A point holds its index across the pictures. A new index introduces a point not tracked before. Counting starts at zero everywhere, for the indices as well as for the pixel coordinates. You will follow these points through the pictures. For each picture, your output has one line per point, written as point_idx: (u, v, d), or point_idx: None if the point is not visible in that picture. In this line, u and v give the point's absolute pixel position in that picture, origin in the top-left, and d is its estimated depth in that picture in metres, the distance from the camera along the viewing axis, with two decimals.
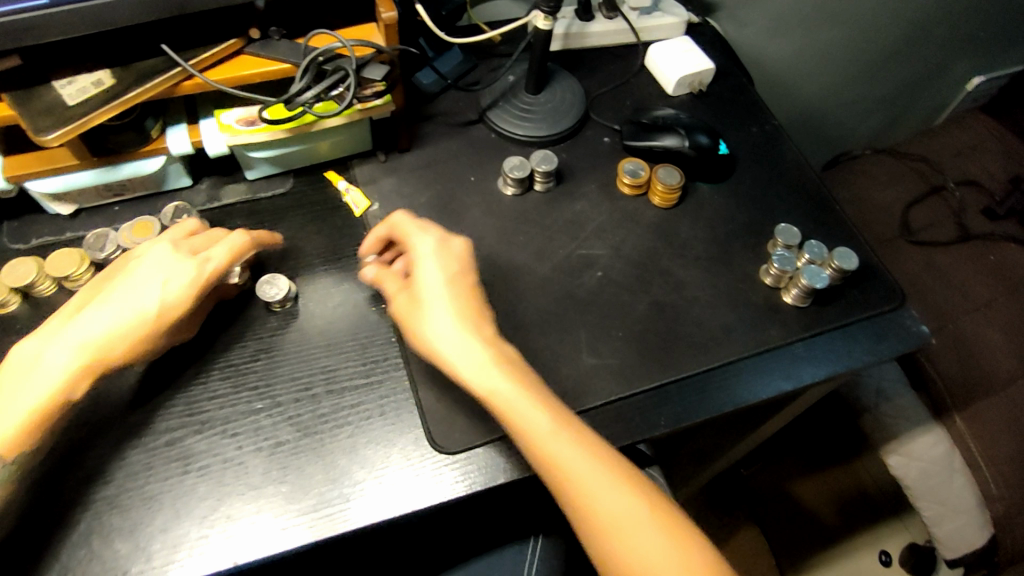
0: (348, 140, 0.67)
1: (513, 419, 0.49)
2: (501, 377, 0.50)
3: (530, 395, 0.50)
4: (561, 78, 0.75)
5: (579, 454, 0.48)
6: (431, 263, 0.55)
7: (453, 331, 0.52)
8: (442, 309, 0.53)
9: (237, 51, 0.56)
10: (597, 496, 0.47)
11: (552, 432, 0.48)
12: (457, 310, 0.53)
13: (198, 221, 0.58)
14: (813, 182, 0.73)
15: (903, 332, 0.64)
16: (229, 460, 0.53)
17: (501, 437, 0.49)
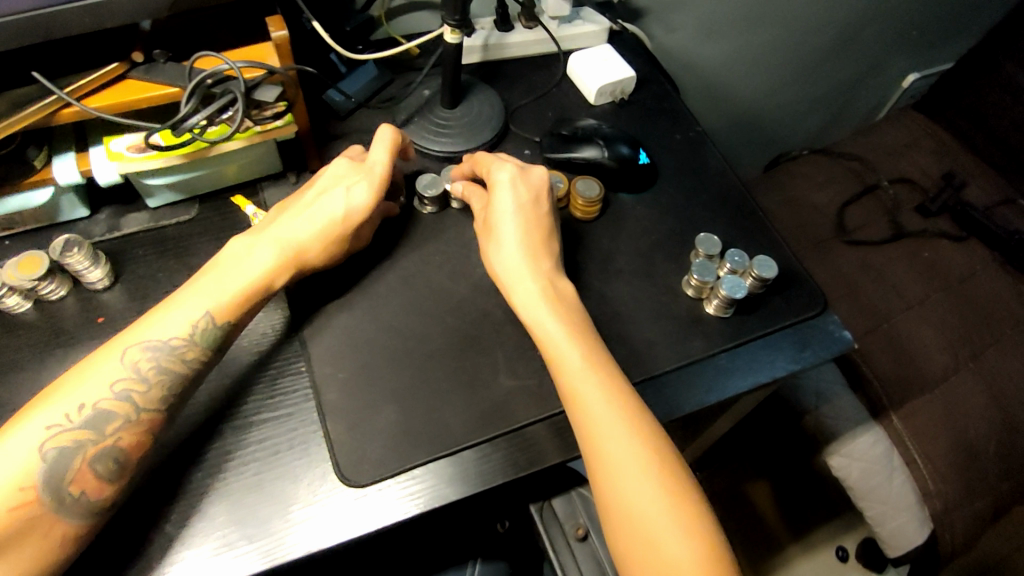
0: (255, 162, 0.64)
1: (542, 340, 0.55)
2: (543, 314, 0.56)
3: (564, 330, 0.55)
4: (479, 91, 0.73)
5: (587, 381, 0.52)
6: (506, 188, 0.60)
7: (518, 266, 0.58)
8: (510, 237, 0.59)
9: (121, 76, 0.53)
10: (595, 427, 0.51)
11: (578, 366, 0.53)
12: (521, 245, 0.58)
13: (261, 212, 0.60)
14: (736, 189, 0.73)
15: (825, 338, 0.64)
16: (127, 505, 0.51)
17: (562, 378, 0.53)
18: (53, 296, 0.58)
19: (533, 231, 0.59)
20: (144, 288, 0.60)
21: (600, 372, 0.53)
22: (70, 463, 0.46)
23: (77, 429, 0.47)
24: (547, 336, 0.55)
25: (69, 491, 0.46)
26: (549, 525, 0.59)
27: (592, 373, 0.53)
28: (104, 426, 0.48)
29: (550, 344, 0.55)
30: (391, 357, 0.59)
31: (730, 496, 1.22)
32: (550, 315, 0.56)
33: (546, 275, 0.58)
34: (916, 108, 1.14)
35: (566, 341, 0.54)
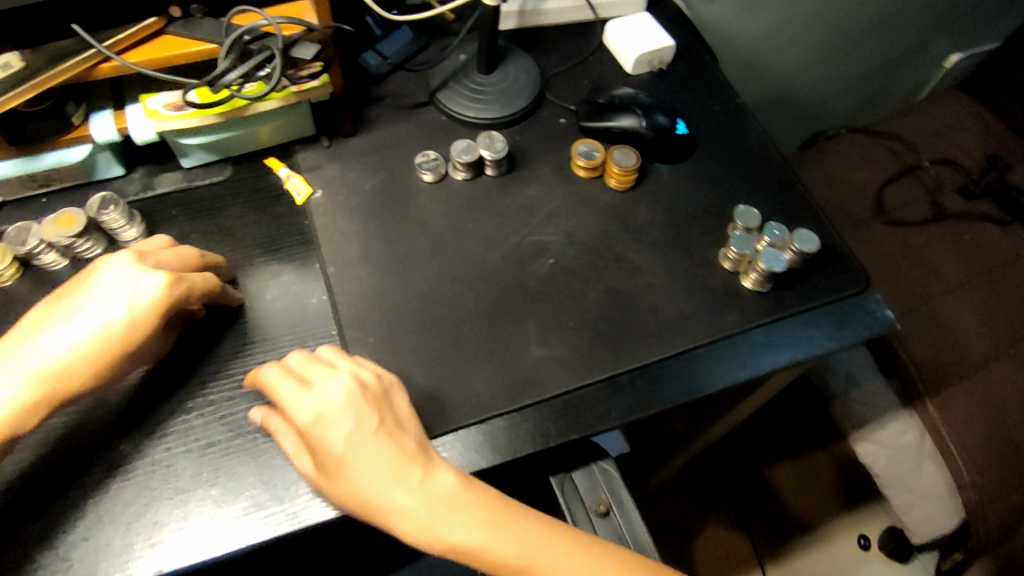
0: (288, 124, 0.64)
1: (374, 506, 0.47)
2: (383, 476, 0.46)
3: (383, 478, 0.46)
4: (515, 57, 0.72)
5: (434, 515, 0.46)
6: (318, 369, 0.49)
7: (365, 458, 0.47)
8: (309, 392, 0.48)
9: (160, 31, 0.53)
10: (474, 545, 0.46)
11: (414, 505, 0.46)
12: (328, 417, 0.47)
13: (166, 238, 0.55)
14: (777, 162, 0.71)
15: (866, 317, 0.62)
16: (158, 461, 0.51)
17: (470, 554, 0.46)
18: (90, 254, 0.59)
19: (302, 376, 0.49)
20: None
21: (491, 513, 0.47)
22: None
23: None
24: (400, 512, 0.46)
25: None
26: (570, 499, 0.58)
27: (479, 523, 0.47)
28: None
29: (380, 500, 0.46)
30: (422, 324, 0.58)
31: (753, 480, 1.21)
32: (388, 470, 0.47)
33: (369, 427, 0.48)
34: (961, 88, 1.10)
35: (442, 514, 0.46)
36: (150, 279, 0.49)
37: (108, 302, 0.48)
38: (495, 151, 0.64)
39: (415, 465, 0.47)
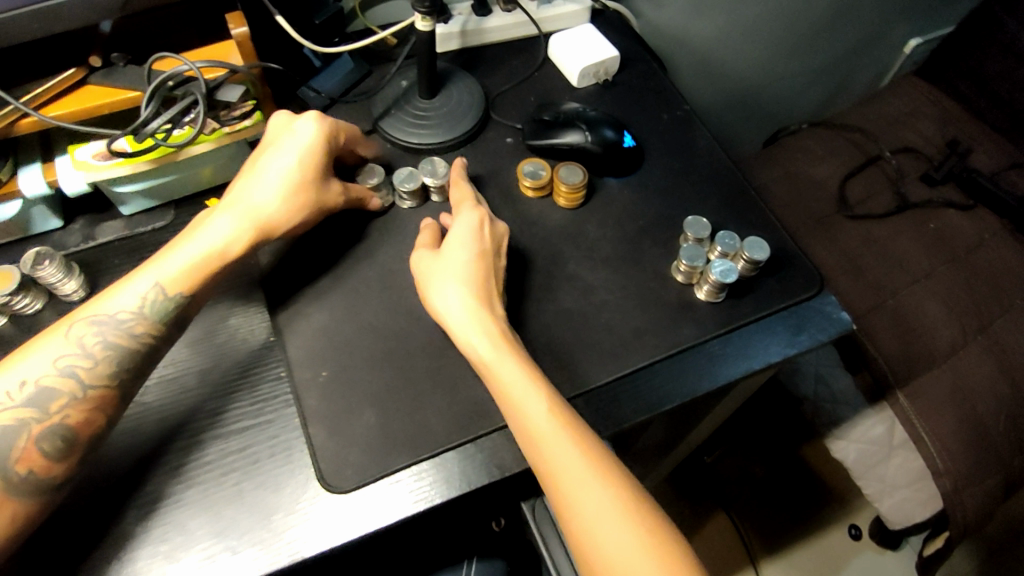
0: (228, 164, 0.63)
1: (499, 380, 0.51)
2: (499, 352, 0.52)
3: (516, 368, 0.51)
4: (457, 79, 0.71)
5: (542, 417, 0.49)
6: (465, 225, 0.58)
7: (467, 313, 0.53)
8: (461, 247, 0.56)
9: (81, 82, 0.52)
10: (554, 457, 0.48)
11: (532, 397, 0.50)
12: (464, 280, 0.55)
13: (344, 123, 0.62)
14: (727, 168, 0.70)
15: (821, 320, 0.62)
16: (113, 516, 0.51)
17: (518, 420, 0.50)
18: (28, 310, 0.57)
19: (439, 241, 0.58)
20: None
21: (559, 410, 0.50)
22: (56, 400, 0.49)
23: (21, 408, 0.48)
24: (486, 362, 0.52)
25: (17, 470, 0.47)
26: (543, 524, 0.57)
27: (546, 409, 0.50)
28: (155, 314, 0.53)
29: (506, 383, 0.51)
30: (371, 357, 0.57)
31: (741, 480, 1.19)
32: (504, 350, 0.52)
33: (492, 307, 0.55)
34: (918, 75, 1.10)
35: (516, 375, 0.51)
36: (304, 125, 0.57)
37: (280, 148, 0.57)
38: (438, 177, 0.63)
39: (506, 340, 0.53)
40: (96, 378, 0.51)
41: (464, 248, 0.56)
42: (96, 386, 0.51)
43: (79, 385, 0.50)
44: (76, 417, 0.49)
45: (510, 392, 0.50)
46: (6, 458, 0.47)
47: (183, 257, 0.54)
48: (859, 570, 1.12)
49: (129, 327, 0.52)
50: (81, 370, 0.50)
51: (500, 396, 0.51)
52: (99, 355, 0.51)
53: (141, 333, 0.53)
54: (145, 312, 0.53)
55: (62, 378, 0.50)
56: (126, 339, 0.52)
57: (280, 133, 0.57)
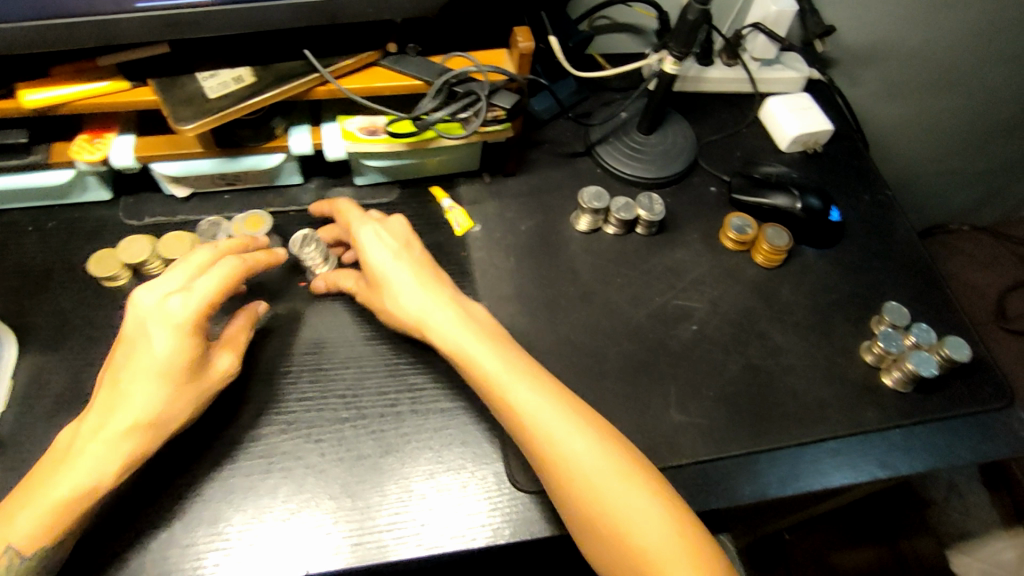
0: (458, 159, 0.67)
1: (522, 410, 0.49)
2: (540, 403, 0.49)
3: (518, 368, 0.51)
4: (674, 121, 0.74)
5: (578, 446, 0.48)
6: (388, 229, 0.58)
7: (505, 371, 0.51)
8: (386, 248, 0.57)
9: (372, 63, 0.57)
10: (618, 508, 0.46)
11: (563, 419, 0.49)
12: (419, 279, 0.56)
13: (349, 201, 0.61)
14: (925, 262, 0.70)
15: (1009, 435, 0.61)
16: (315, 463, 0.54)
17: (565, 470, 0.47)
18: None
19: (402, 243, 0.58)
20: (340, 262, 0.64)
21: (626, 461, 0.48)
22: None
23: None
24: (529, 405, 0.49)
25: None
26: None
27: (607, 459, 0.47)
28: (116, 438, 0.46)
29: (528, 407, 0.49)
30: (564, 369, 0.60)
31: None
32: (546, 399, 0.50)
33: (452, 296, 0.56)
34: None
35: (565, 426, 0.48)
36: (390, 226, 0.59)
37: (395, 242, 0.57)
38: (654, 213, 0.66)
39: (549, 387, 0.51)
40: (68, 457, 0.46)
41: (388, 248, 0.57)
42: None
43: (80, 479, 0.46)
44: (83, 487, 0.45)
45: (564, 450, 0.48)
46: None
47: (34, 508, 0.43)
48: None
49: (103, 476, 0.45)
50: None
51: (521, 425, 0.49)
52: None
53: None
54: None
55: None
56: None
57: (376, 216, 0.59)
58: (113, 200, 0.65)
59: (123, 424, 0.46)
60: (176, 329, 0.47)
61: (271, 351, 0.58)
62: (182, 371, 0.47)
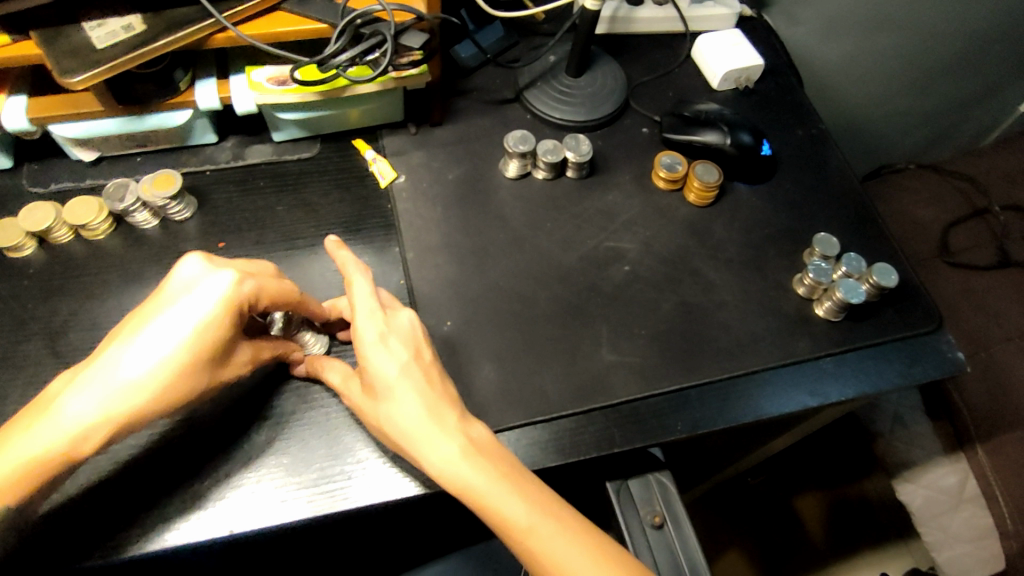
0: (379, 109, 0.65)
1: (547, 556, 0.44)
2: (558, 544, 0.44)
3: (537, 507, 0.45)
4: (603, 62, 0.72)
5: None
6: (393, 327, 0.49)
7: (514, 502, 0.45)
8: (393, 358, 0.48)
9: (274, 7, 0.54)
10: None
11: (590, 567, 0.43)
12: (428, 398, 0.47)
13: (361, 267, 0.50)
14: (858, 193, 0.70)
15: (938, 358, 0.61)
16: (236, 421, 0.53)
17: None
18: (179, 217, 0.61)
19: (411, 347, 0.49)
20: (260, 220, 0.62)
21: None
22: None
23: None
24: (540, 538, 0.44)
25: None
26: (625, 508, 0.55)
27: None
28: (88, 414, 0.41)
29: (551, 552, 0.44)
30: (493, 317, 0.59)
31: None
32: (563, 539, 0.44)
33: (465, 417, 0.48)
34: None
35: (586, 566, 0.44)
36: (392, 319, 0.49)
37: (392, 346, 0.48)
38: (581, 153, 0.65)
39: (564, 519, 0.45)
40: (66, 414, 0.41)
41: (395, 356, 0.48)
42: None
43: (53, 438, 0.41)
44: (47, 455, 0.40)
45: None
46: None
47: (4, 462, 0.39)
48: None
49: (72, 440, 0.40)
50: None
51: (536, 559, 0.44)
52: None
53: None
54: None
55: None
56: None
57: (377, 307, 0.49)
58: (15, 168, 0.62)
59: (122, 399, 0.41)
60: (210, 317, 0.43)
61: None
62: (205, 357, 0.44)
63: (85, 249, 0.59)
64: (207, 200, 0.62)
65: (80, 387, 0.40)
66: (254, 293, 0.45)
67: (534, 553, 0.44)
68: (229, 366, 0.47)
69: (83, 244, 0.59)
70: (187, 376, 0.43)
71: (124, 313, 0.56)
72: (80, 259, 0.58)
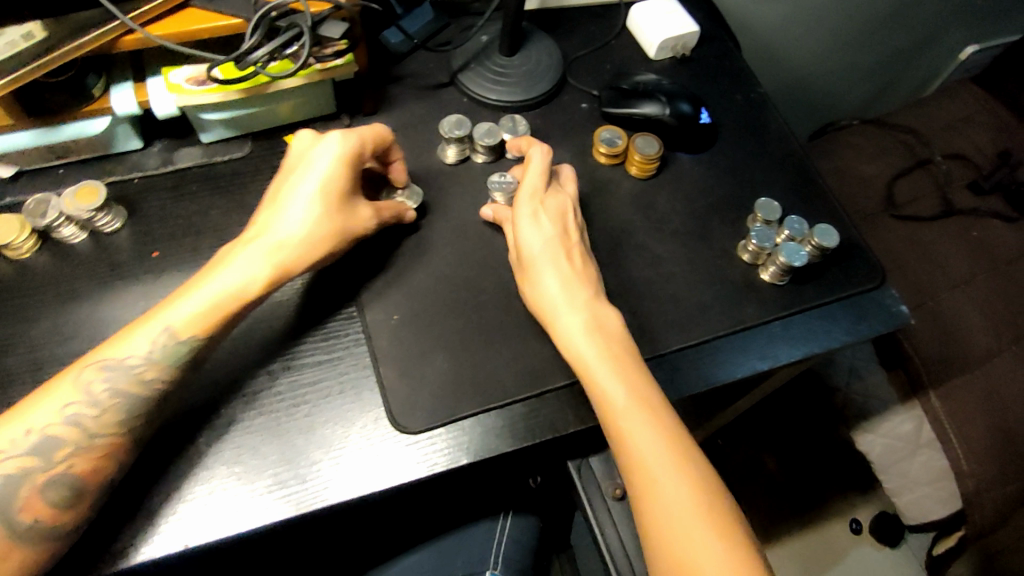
0: (310, 102, 0.63)
1: (629, 437, 0.48)
2: (638, 426, 0.48)
3: (633, 388, 0.50)
4: (537, 39, 0.71)
5: (669, 481, 0.46)
6: (552, 215, 0.57)
7: (611, 380, 0.50)
8: (548, 264, 0.55)
9: (184, 4, 0.52)
10: (695, 551, 0.44)
11: (663, 461, 0.47)
12: (562, 275, 0.55)
13: (538, 153, 0.59)
14: (798, 155, 0.70)
15: (882, 312, 0.63)
16: (182, 434, 0.52)
17: (649, 496, 0.46)
18: (108, 229, 0.59)
19: (569, 263, 0.56)
20: (194, 226, 0.60)
21: (705, 500, 0.46)
22: (59, 449, 0.46)
23: (23, 456, 0.46)
24: (627, 415, 0.49)
25: (21, 520, 0.45)
26: (588, 485, 0.56)
27: (691, 495, 0.46)
28: (52, 453, 0.46)
29: (632, 433, 0.48)
30: (441, 307, 0.58)
31: (748, 467, 1.19)
32: (643, 421, 0.49)
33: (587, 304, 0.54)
34: (974, 80, 1.08)
35: (661, 456, 0.47)
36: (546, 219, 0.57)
37: (537, 230, 0.56)
38: None
39: (662, 414, 0.49)
40: (104, 427, 0.48)
41: (544, 233, 0.56)
42: (106, 434, 0.48)
43: (83, 435, 0.47)
44: (82, 466, 0.47)
45: (650, 475, 0.47)
46: (9, 508, 0.45)
47: (197, 300, 0.50)
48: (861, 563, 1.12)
49: (138, 373, 0.49)
50: (86, 420, 0.47)
51: (620, 436, 0.49)
52: (106, 403, 0.48)
53: (151, 380, 0.49)
54: (156, 358, 0.49)
55: (64, 428, 0.47)
56: (135, 386, 0.49)
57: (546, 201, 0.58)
58: None
59: (278, 245, 0.52)
60: (318, 189, 0.53)
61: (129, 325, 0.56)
62: (329, 210, 0.54)
63: (11, 269, 0.57)
64: (138, 208, 0.60)
65: (253, 244, 0.52)
66: (363, 146, 0.55)
67: (617, 428, 0.49)
68: (356, 218, 0.55)
69: (8, 264, 0.57)
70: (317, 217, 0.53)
71: (58, 332, 0.55)
72: (6, 280, 0.56)
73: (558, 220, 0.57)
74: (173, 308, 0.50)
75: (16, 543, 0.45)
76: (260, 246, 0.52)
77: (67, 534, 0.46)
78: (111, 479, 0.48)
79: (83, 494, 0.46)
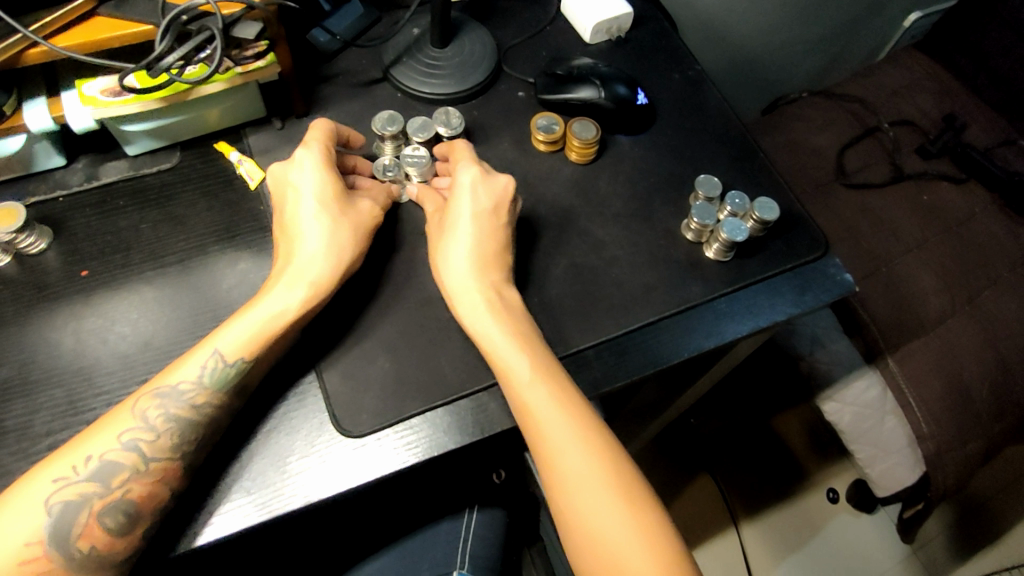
0: (237, 107, 0.61)
1: (537, 420, 0.49)
2: (540, 399, 0.49)
3: (541, 365, 0.51)
4: (469, 29, 0.70)
5: (574, 455, 0.48)
6: (480, 193, 0.56)
7: (513, 356, 0.50)
8: (463, 243, 0.55)
9: (90, 13, 0.50)
10: (593, 523, 0.46)
11: (566, 434, 0.48)
12: (476, 251, 0.54)
13: (462, 145, 0.59)
14: (738, 130, 0.70)
15: (827, 282, 0.63)
16: None
17: (548, 465, 0.48)
18: (34, 250, 0.57)
19: (489, 239, 0.55)
20: (124, 242, 0.59)
21: (611, 474, 0.47)
22: (118, 475, 0.47)
23: (83, 482, 0.46)
24: (529, 389, 0.49)
25: (79, 547, 0.46)
26: None
27: (598, 475, 0.47)
28: (111, 478, 0.47)
29: (536, 411, 0.49)
30: (383, 306, 0.57)
31: (722, 444, 1.19)
32: (547, 396, 0.49)
33: (495, 286, 0.54)
34: (917, 46, 1.09)
35: (565, 429, 0.48)
36: (479, 197, 0.56)
37: (464, 206, 0.55)
38: (452, 127, 0.63)
39: (570, 392, 0.50)
40: (159, 452, 0.48)
41: (471, 211, 0.55)
42: (162, 457, 0.48)
43: (141, 458, 0.48)
44: (138, 491, 0.47)
45: (552, 448, 0.48)
46: (66, 535, 0.45)
47: (244, 326, 0.51)
48: (839, 531, 1.13)
49: (189, 399, 0.49)
50: (144, 444, 0.48)
51: (522, 407, 0.49)
52: (161, 427, 0.49)
53: (203, 404, 0.50)
54: (205, 382, 0.50)
55: (124, 453, 0.47)
56: (187, 410, 0.49)
57: (480, 183, 0.56)
58: None
59: (303, 271, 0.52)
60: (319, 200, 0.54)
61: (60, 349, 0.54)
62: (339, 219, 0.54)
63: None
64: (64, 227, 0.59)
65: (285, 274, 0.52)
66: (326, 143, 0.57)
67: (524, 407, 0.49)
68: (362, 214, 0.56)
69: None
70: (336, 233, 0.54)
71: None
72: None
73: (493, 197, 0.56)
74: (221, 334, 0.51)
75: (72, 568, 0.46)
76: (289, 273, 0.53)
77: (123, 557, 0.47)
78: (163, 504, 0.48)
79: (138, 518, 0.47)
